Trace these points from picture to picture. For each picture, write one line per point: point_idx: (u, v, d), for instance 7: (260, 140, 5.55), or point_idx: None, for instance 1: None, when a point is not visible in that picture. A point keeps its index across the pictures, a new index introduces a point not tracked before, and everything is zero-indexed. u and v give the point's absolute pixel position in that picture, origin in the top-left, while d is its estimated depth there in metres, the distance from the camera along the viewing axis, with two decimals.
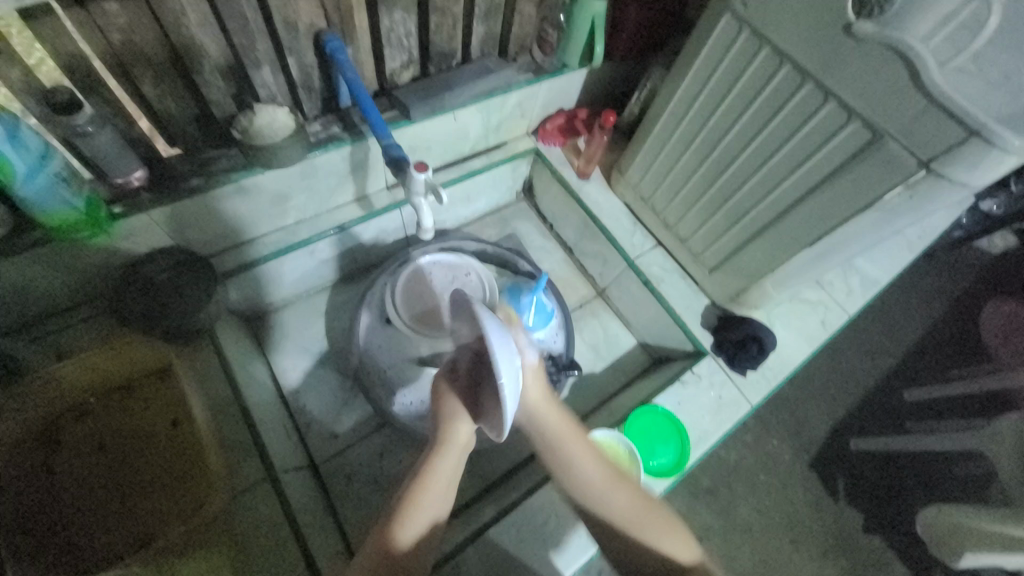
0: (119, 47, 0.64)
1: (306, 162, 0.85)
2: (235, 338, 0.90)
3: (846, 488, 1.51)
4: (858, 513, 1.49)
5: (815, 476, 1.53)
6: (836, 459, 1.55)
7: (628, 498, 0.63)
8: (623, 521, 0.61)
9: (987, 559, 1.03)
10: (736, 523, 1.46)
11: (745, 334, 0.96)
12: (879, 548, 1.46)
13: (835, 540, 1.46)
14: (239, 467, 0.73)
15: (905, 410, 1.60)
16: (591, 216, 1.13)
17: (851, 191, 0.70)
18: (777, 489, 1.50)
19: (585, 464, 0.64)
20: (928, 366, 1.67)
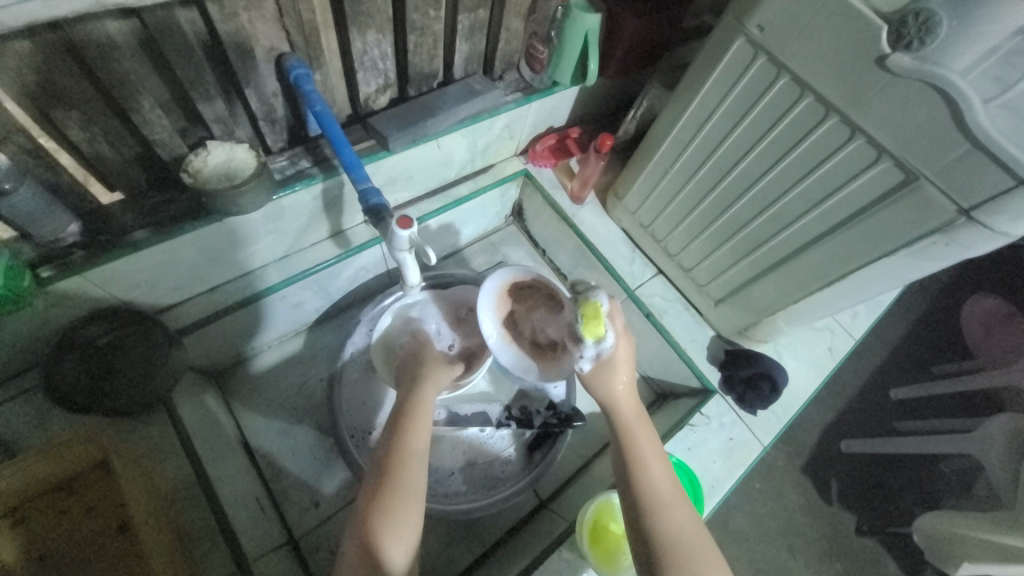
0: (33, 87, 0.53)
1: (272, 205, 0.75)
2: (198, 400, 0.80)
3: (841, 493, 1.49)
4: (853, 517, 1.47)
5: (810, 482, 1.50)
6: (832, 469, 1.52)
7: (688, 518, 0.60)
8: (675, 541, 0.58)
9: None
10: (732, 535, 1.43)
11: (756, 372, 0.91)
12: (873, 552, 1.44)
13: (831, 546, 1.44)
14: (201, 568, 0.64)
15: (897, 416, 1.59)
16: (587, 243, 1.05)
17: (878, 233, 0.65)
18: (773, 500, 1.48)
19: (656, 461, 0.64)
20: (918, 370, 1.66)
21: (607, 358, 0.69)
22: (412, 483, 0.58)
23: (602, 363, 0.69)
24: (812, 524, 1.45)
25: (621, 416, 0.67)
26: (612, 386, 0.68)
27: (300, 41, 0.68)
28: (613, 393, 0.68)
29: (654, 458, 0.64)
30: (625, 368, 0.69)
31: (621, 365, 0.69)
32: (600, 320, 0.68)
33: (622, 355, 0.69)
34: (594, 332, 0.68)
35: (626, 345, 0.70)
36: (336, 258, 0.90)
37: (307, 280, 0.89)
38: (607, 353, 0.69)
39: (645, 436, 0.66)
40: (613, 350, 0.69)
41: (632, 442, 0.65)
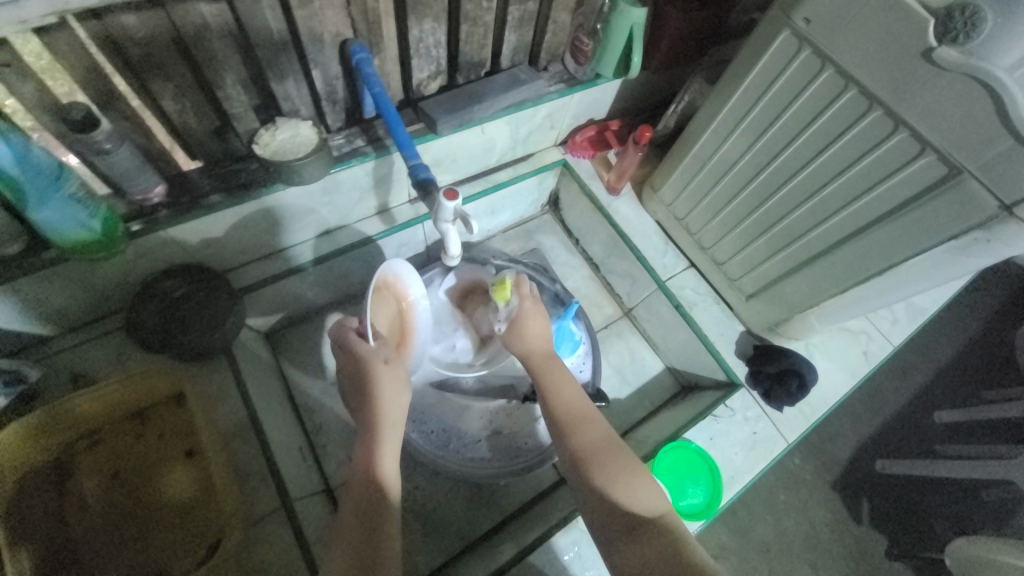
0: (136, 60, 0.61)
1: (329, 179, 0.82)
2: (252, 356, 0.88)
3: (871, 512, 1.44)
4: (883, 538, 1.42)
5: (839, 498, 1.46)
6: (864, 485, 1.47)
7: (602, 434, 0.67)
8: (592, 458, 0.64)
9: None
10: (755, 542, 1.41)
11: (784, 368, 0.91)
12: (902, 575, 1.38)
13: (859, 564, 1.39)
14: (254, 494, 0.72)
15: (939, 437, 1.52)
16: (621, 233, 1.08)
17: (917, 228, 0.65)
18: (798, 512, 1.44)
19: (567, 390, 0.72)
20: (962, 391, 1.59)
21: (516, 316, 0.81)
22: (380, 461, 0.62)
23: (513, 322, 0.81)
24: (838, 541, 1.41)
25: (535, 360, 0.77)
26: (524, 339, 0.79)
27: (363, 27, 0.74)
28: (527, 344, 0.79)
29: (567, 394, 0.71)
30: (534, 320, 0.81)
31: (529, 317, 0.81)
32: (505, 288, 0.83)
33: (529, 311, 0.81)
34: (501, 297, 0.83)
35: (532, 302, 0.83)
36: (381, 232, 0.97)
37: (355, 252, 0.97)
38: (517, 313, 0.81)
39: (558, 372, 0.75)
40: (517, 311, 0.82)
41: (548, 385, 0.73)
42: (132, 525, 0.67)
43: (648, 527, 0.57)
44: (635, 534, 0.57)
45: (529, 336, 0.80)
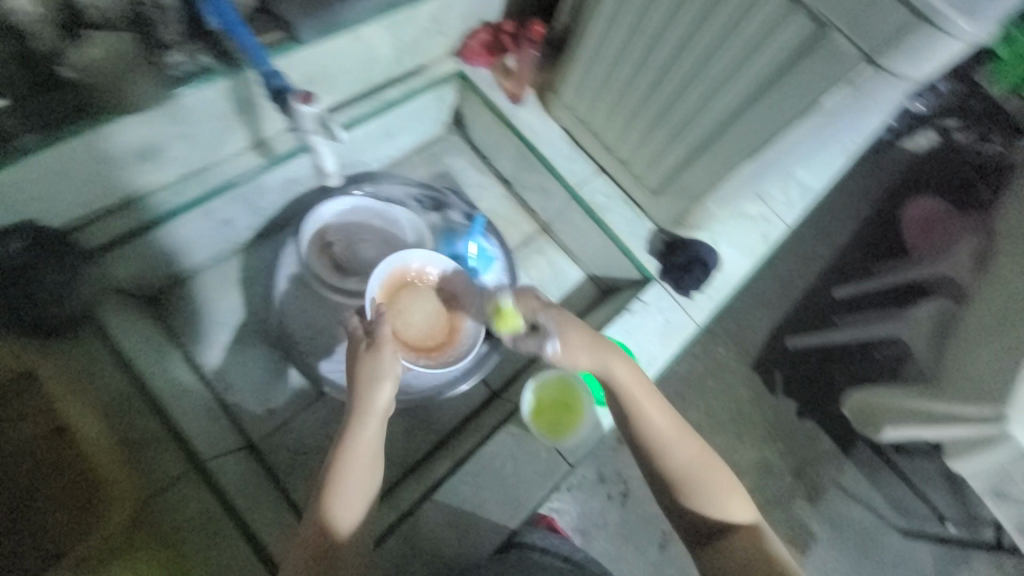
0: None
1: (171, 107, 0.71)
2: (131, 322, 0.78)
3: (783, 382, 1.62)
4: (794, 402, 1.60)
5: (757, 376, 1.62)
6: (777, 359, 1.63)
7: (694, 453, 0.64)
8: (694, 478, 0.63)
9: (910, 432, 1.08)
10: (689, 425, 1.55)
11: (690, 258, 0.95)
12: (810, 430, 1.58)
13: (776, 427, 1.58)
14: (155, 462, 0.66)
15: (836, 309, 1.70)
16: (528, 144, 1.03)
17: (795, 96, 0.66)
18: (724, 393, 1.59)
19: (655, 410, 0.65)
20: (856, 266, 1.76)
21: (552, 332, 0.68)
22: (358, 486, 0.60)
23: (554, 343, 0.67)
24: (758, 411, 1.58)
25: (616, 382, 0.66)
26: (576, 359, 0.66)
27: None
28: (582, 366, 0.67)
29: (653, 414, 0.65)
30: (576, 330, 0.68)
31: (567, 332, 0.67)
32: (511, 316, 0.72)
33: (564, 329, 0.68)
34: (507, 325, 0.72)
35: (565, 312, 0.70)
36: (260, 167, 0.85)
37: (233, 194, 0.85)
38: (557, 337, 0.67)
39: (644, 395, 0.66)
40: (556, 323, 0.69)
41: (629, 405, 0.65)
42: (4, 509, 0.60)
43: (727, 534, 0.61)
44: (715, 542, 0.62)
45: (573, 348, 0.67)
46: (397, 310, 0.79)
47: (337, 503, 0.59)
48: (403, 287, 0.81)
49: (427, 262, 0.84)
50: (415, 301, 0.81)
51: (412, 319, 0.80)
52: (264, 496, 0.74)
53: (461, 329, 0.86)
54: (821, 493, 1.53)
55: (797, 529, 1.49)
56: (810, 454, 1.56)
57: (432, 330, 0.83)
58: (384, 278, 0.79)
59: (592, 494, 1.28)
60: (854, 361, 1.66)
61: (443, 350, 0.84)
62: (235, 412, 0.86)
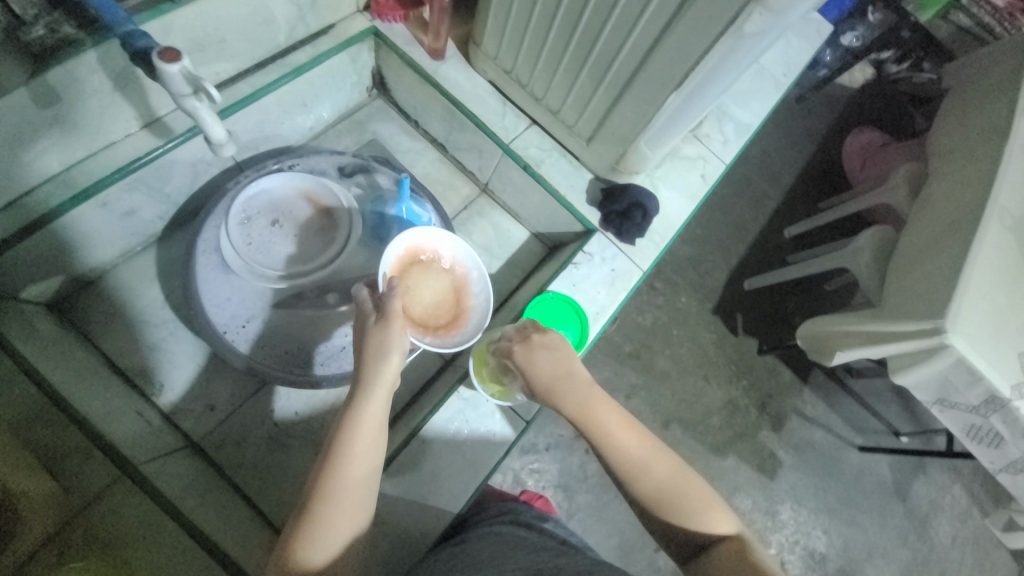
0: None
1: (39, 86, 0.63)
2: (36, 331, 0.72)
3: (743, 322, 1.67)
4: (754, 340, 1.66)
5: (718, 319, 1.67)
6: (733, 302, 1.68)
7: (666, 471, 0.62)
8: (668, 492, 0.60)
9: (858, 353, 1.11)
10: (656, 376, 1.58)
11: (629, 203, 0.94)
12: (771, 364, 1.65)
13: (738, 367, 1.63)
14: (82, 475, 0.61)
15: (786, 247, 1.75)
16: (454, 101, 0.98)
17: (708, 19, 0.64)
18: (688, 339, 1.63)
19: (623, 432, 0.64)
20: (802, 203, 1.80)
21: (523, 359, 0.70)
22: (348, 506, 0.57)
23: (524, 370, 0.69)
24: (721, 353, 1.64)
25: (578, 414, 0.66)
26: (546, 384, 0.68)
27: None
28: (549, 390, 0.68)
29: (620, 434, 0.64)
30: (546, 355, 0.69)
31: (540, 356, 0.69)
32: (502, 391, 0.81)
33: (535, 354, 0.69)
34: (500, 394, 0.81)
35: (538, 338, 0.71)
36: (157, 148, 0.78)
37: (131, 180, 0.78)
38: (527, 364, 0.69)
39: (607, 416, 0.65)
40: (525, 351, 0.70)
41: (596, 427, 0.64)
42: None
43: (711, 549, 0.57)
44: (698, 559, 0.57)
45: (543, 369, 0.69)
46: (406, 285, 0.78)
47: (339, 490, 0.57)
48: (413, 262, 0.80)
49: (442, 245, 0.82)
50: (425, 278, 0.79)
51: (419, 298, 0.78)
52: (206, 496, 0.71)
53: (467, 317, 0.82)
54: (785, 423, 1.60)
55: (765, 459, 1.56)
56: (771, 387, 1.63)
57: (439, 312, 0.80)
58: (400, 253, 0.77)
59: (567, 453, 1.30)
60: (806, 295, 1.71)
61: (448, 332, 0.80)
62: (174, 413, 0.82)
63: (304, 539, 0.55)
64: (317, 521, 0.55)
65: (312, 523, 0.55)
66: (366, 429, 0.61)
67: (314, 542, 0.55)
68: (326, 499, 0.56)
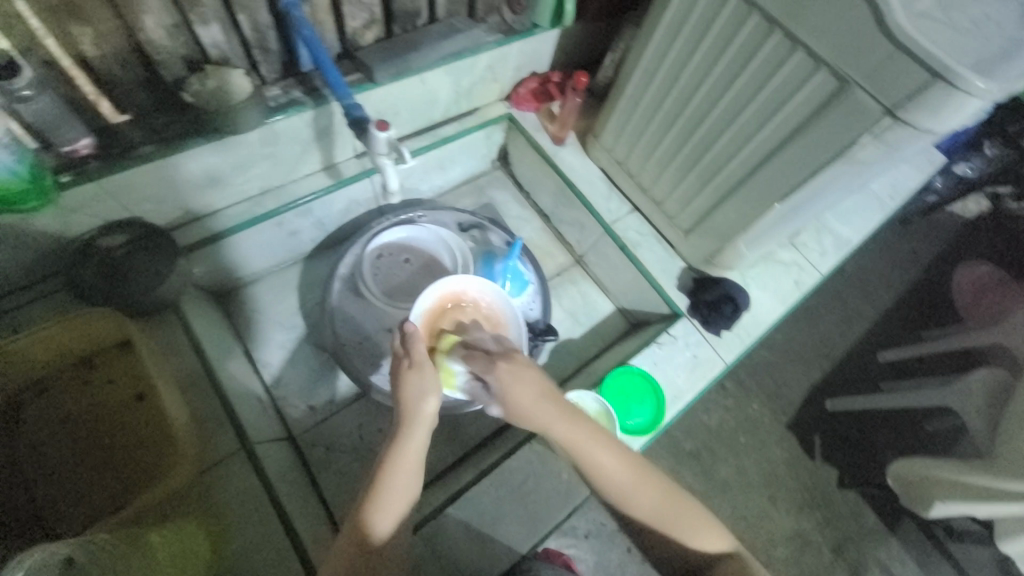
0: (52, 1, 0.60)
1: (266, 129, 0.82)
2: (206, 313, 0.88)
3: (822, 445, 1.55)
4: (833, 467, 1.52)
5: (793, 436, 1.55)
6: (813, 419, 1.57)
7: (657, 493, 0.63)
8: (658, 517, 0.63)
9: (957, 507, 1.00)
10: (717, 483, 1.48)
11: (720, 295, 0.97)
12: (852, 501, 1.49)
13: (811, 494, 1.49)
14: (212, 440, 0.72)
15: (878, 371, 1.63)
16: (567, 181, 1.11)
17: (820, 144, 0.70)
18: (757, 451, 1.53)
19: (607, 458, 0.62)
20: (900, 328, 1.70)
21: (502, 384, 0.63)
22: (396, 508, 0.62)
23: (502, 397, 0.63)
24: (794, 474, 1.51)
25: (557, 440, 0.63)
26: (523, 411, 0.63)
27: None
28: (528, 418, 0.63)
29: (604, 459, 0.62)
30: (532, 377, 0.63)
31: (521, 383, 0.62)
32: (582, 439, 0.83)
33: (512, 380, 0.63)
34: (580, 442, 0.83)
35: (519, 361, 0.64)
36: (329, 187, 0.96)
37: (303, 209, 0.96)
38: (504, 392, 0.63)
39: (591, 447, 0.62)
40: (507, 379, 0.63)
41: (575, 450, 0.62)
42: (81, 462, 0.66)
43: (709, 564, 0.65)
44: (701, 566, 0.66)
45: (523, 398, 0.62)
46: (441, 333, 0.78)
47: (388, 494, 0.61)
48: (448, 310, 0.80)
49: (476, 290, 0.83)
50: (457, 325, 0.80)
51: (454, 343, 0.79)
52: (299, 487, 0.78)
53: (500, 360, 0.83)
54: None
55: None
56: (849, 526, 1.46)
57: None
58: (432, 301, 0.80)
59: None
60: (899, 428, 1.56)
61: None
62: (281, 408, 0.93)
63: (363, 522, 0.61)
64: (374, 511, 0.61)
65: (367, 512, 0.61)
66: (405, 459, 0.62)
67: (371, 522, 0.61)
68: (379, 495, 0.61)
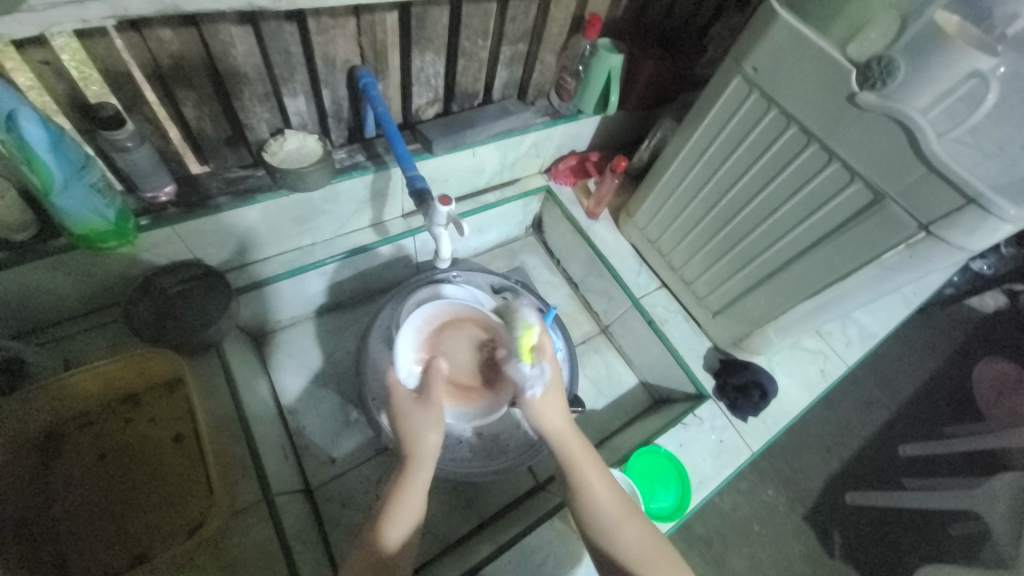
0: (167, 71, 0.67)
1: (330, 187, 0.87)
2: (243, 355, 0.90)
3: (843, 542, 1.46)
4: (855, 569, 1.43)
5: (810, 529, 1.48)
6: (833, 513, 1.50)
7: (639, 531, 0.64)
8: (637, 557, 0.61)
9: None
10: (730, 575, 1.39)
11: (747, 379, 0.97)
12: None
13: None
14: (236, 487, 0.71)
15: (901, 466, 1.58)
16: (599, 253, 1.15)
17: (855, 247, 0.73)
18: (773, 543, 1.44)
19: (602, 487, 0.65)
20: (922, 421, 1.66)
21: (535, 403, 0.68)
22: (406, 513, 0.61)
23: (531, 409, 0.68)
24: (811, 573, 1.42)
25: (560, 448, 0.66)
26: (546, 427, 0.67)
27: (371, 55, 0.82)
28: (549, 434, 0.67)
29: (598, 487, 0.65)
30: (559, 402, 0.69)
31: (550, 406, 0.68)
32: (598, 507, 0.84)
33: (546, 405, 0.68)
34: None
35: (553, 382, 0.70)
36: (374, 242, 1.01)
37: (347, 261, 1.01)
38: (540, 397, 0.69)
39: (592, 471, 0.65)
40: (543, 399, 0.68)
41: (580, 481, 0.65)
42: (108, 504, 0.67)
43: None
44: None
45: (553, 422, 0.68)
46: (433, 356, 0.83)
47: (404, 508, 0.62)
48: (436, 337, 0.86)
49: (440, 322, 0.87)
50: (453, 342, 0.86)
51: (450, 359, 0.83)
52: (314, 545, 0.75)
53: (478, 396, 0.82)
54: None
55: None
56: None
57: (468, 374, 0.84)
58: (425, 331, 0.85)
59: None
60: (925, 532, 1.48)
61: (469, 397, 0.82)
62: (301, 456, 0.92)
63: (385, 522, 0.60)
64: (393, 517, 0.61)
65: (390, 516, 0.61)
66: (420, 479, 0.64)
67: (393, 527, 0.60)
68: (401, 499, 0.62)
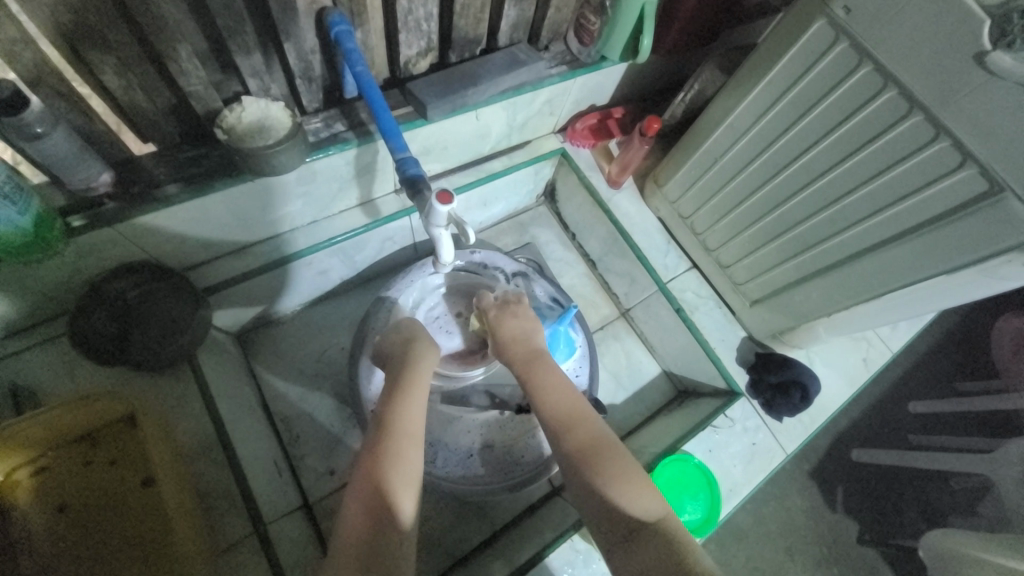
0: (71, 29, 0.50)
1: (305, 167, 0.72)
2: (223, 361, 0.80)
3: (846, 498, 1.42)
4: (855, 523, 1.39)
5: (816, 488, 1.43)
6: (838, 469, 1.45)
7: (591, 437, 0.63)
8: (585, 458, 0.61)
9: None
10: (733, 533, 1.36)
11: (787, 378, 0.87)
12: (871, 560, 1.37)
13: (830, 550, 1.37)
14: (222, 521, 0.66)
15: (908, 424, 1.50)
16: (621, 230, 1.01)
17: (950, 244, 0.60)
18: (776, 501, 1.40)
19: (551, 390, 0.69)
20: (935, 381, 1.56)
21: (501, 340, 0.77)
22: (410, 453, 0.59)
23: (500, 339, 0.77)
24: (814, 529, 1.38)
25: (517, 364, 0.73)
26: (508, 347, 0.76)
27: None
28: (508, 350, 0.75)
29: (548, 395, 0.68)
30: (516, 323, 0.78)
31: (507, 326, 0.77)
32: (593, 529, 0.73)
33: (499, 322, 0.78)
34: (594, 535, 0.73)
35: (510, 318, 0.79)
36: (363, 226, 0.87)
37: (333, 248, 0.88)
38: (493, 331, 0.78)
39: (540, 375, 0.71)
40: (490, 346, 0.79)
41: (535, 386, 0.70)
42: (82, 556, 0.61)
43: (638, 525, 0.55)
44: (634, 538, 0.55)
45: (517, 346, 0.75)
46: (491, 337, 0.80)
47: (400, 470, 0.57)
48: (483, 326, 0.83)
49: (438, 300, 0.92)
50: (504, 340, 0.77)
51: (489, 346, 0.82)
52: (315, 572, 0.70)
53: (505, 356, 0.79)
54: None
55: None
56: None
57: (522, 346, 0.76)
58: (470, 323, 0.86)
59: None
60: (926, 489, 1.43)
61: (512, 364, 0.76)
62: (297, 468, 0.85)
63: (389, 488, 0.56)
64: (391, 469, 0.57)
65: (393, 488, 0.56)
66: (415, 417, 0.63)
67: (400, 500, 0.56)
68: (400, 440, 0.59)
